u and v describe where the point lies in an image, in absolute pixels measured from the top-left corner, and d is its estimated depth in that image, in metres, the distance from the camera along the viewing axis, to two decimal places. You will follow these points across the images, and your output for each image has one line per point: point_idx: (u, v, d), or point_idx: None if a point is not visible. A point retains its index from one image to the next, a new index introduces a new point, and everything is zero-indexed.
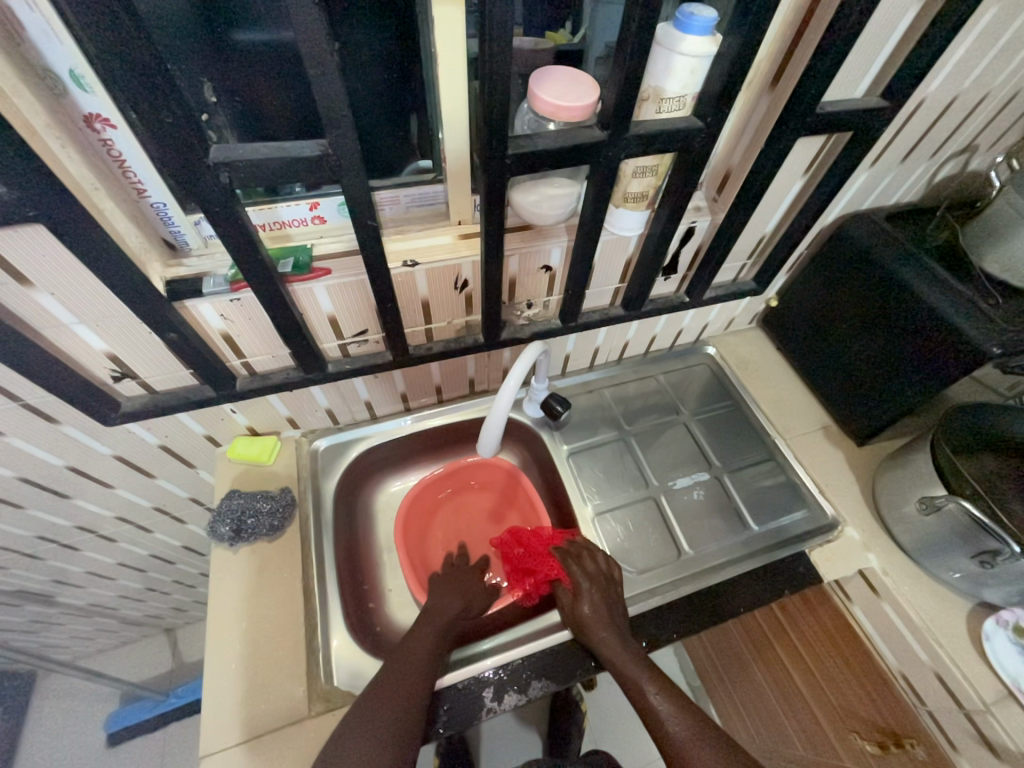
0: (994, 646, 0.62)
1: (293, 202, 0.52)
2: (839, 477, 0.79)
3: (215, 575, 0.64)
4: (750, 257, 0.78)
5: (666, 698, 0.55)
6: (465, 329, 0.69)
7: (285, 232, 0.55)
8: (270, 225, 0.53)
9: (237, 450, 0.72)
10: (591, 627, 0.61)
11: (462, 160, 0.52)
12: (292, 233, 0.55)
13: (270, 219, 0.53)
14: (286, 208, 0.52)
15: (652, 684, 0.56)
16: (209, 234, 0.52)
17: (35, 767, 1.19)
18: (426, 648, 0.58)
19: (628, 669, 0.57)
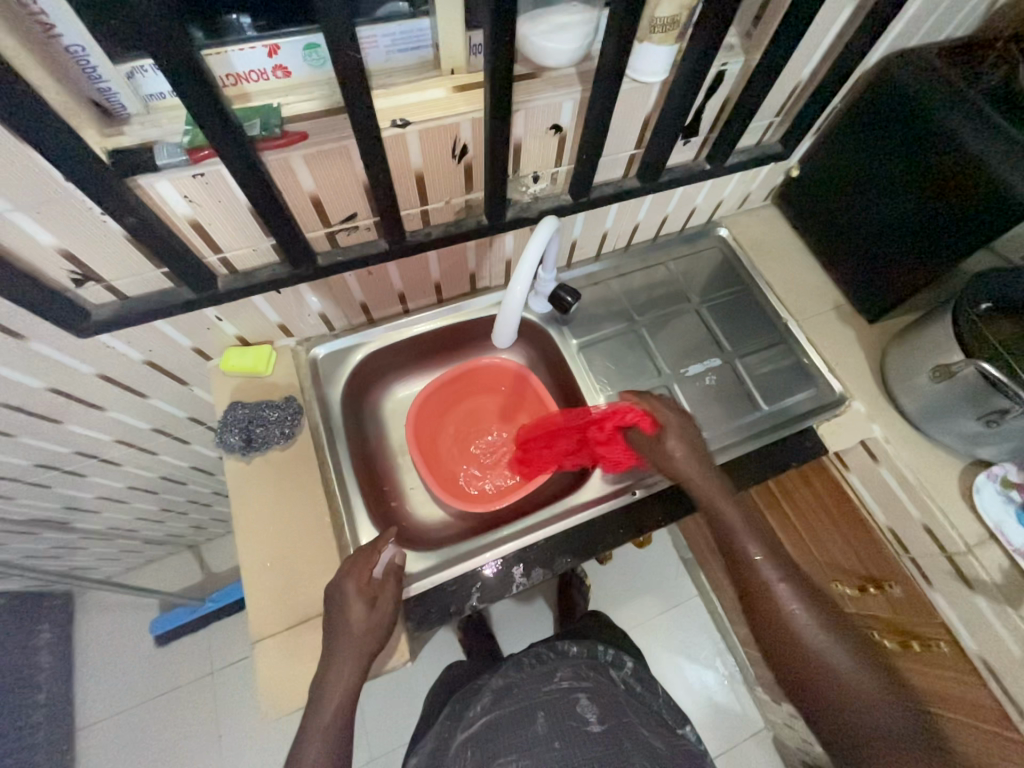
0: (983, 497, 0.66)
1: (249, 45, 0.41)
2: (850, 354, 0.79)
3: (234, 484, 0.63)
4: (779, 113, 0.69)
5: (763, 556, 0.57)
6: (464, 212, 0.62)
7: (242, 89, 0.45)
8: (222, 80, 0.43)
9: (231, 362, 0.68)
10: (678, 462, 0.63)
11: None
12: (250, 92, 0.45)
13: (221, 72, 0.42)
14: (239, 54, 0.42)
15: (739, 518, 0.59)
16: (158, 92, 0.42)
17: (94, 666, 1.30)
18: (358, 635, 0.53)
19: (737, 526, 0.59)
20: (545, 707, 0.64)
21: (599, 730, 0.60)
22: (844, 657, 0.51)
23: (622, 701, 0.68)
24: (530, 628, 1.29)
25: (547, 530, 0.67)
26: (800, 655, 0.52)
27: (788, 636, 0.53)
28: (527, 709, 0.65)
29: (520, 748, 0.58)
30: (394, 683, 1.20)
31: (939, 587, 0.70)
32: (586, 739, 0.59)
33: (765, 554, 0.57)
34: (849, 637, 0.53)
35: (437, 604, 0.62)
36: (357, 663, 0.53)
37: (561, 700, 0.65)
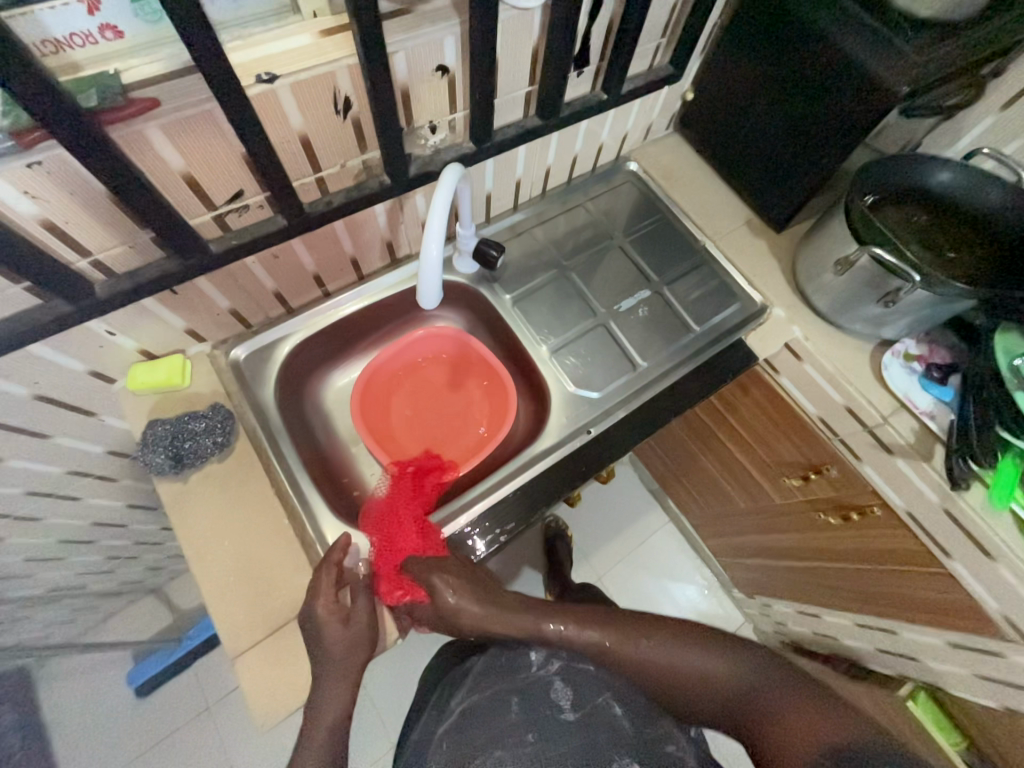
0: (891, 373, 0.74)
1: (61, 1, 0.35)
2: (764, 265, 0.83)
3: (173, 508, 0.59)
4: (665, 33, 0.69)
5: (560, 623, 0.65)
6: (364, 174, 0.58)
7: (67, 57, 0.38)
8: (40, 48, 0.37)
9: (138, 380, 0.61)
10: (467, 609, 0.61)
11: None
12: (79, 60, 0.39)
13: (37, 38, 0.36)
14: (51, 13, 0.35)
15: (545, 618, 0.65)
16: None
17: (72, 735, 1.21)
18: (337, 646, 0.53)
19: (529, 622, 0.65)
20: (521, 692, 0.65)
21: (574, 717, 0.62)
22: (681, 654, 0.61)
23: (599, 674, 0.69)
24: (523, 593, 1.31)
25: (511, 482, 0.67)
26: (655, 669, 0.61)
27: (659, 674, 0.61)
28: (501, 696, 0.65)
29: (497, 740, 0.60)
30: (398, 670, 1.20)
31: (866, 458, 0.78)
32: (560, 730, 0.61)
33: (580, 634, 0.64)
34: (672, 631, 0.63)
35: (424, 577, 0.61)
36: (346, 671, 0.53)
37: (539, 684, 0.65)
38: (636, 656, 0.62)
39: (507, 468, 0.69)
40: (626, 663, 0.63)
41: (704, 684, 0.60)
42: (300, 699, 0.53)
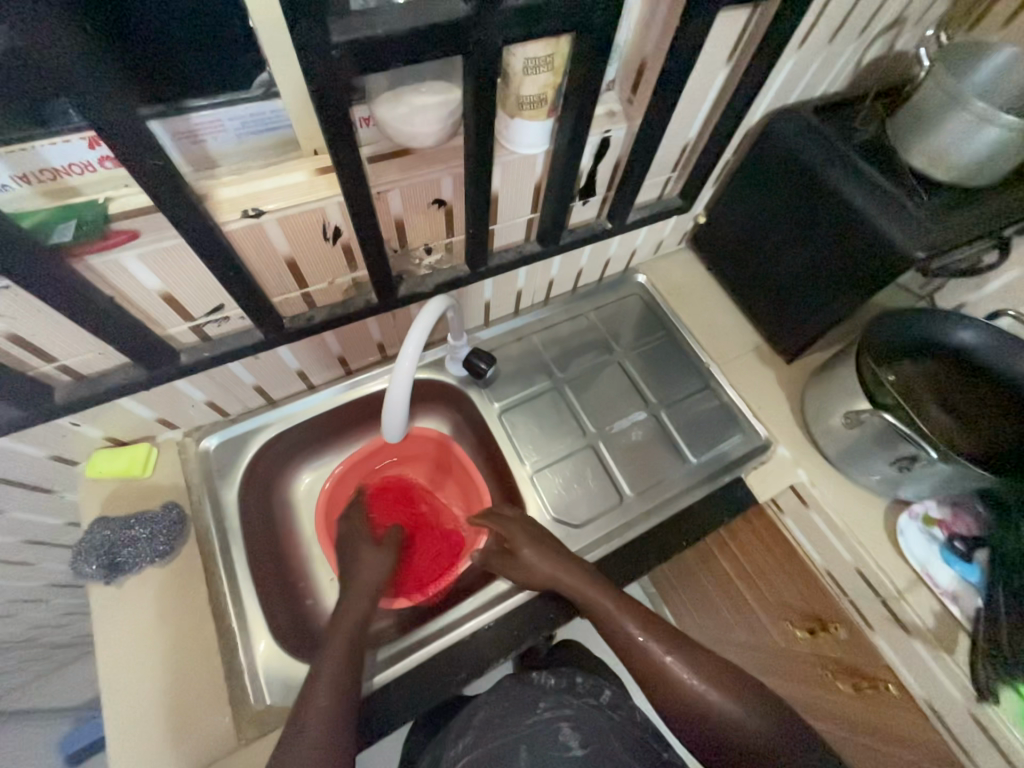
0: (907, 539, 0.67)
1: (62, 138, 0.34)
2: (771, 397, 0.79)
3: (100, 617, 0.55)
4: (675, 169, 0.69)
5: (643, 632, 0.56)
6: (353, 290, 0.58)
7: (66, 183, 0.37)
8: (36, 174, 0.36)
9: (100, 468, 0.60)
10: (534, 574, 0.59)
11: (287, 46, 0.36)
12: (77, 184, 0.38)
13: (32, 167, 0.35)
14: (52, 147, 0.34)
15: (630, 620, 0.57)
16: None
17: None
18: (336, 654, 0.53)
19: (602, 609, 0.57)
20: (529, 737, 0.58)
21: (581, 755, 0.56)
22: (751, 718, 0.50)
23: (606, 725, 0.61)
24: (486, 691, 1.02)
25: (472, 623, 0.61)
26: (709, 725, 0.51)
27: (718, 730, 0.50)
28: (508, 745, 0.58)
29: None
30: None
31: (880, 631, 0.68)
32: None
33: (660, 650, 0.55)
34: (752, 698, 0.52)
35: (382, 718, 0.55)
36: (343, 680, 0.50)
37: (545, 728, 0.59)
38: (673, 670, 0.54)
39: (468, 603, 0.64)
40: (677, 703, 0.52)
41: (746, 751, 0.50)
42: None
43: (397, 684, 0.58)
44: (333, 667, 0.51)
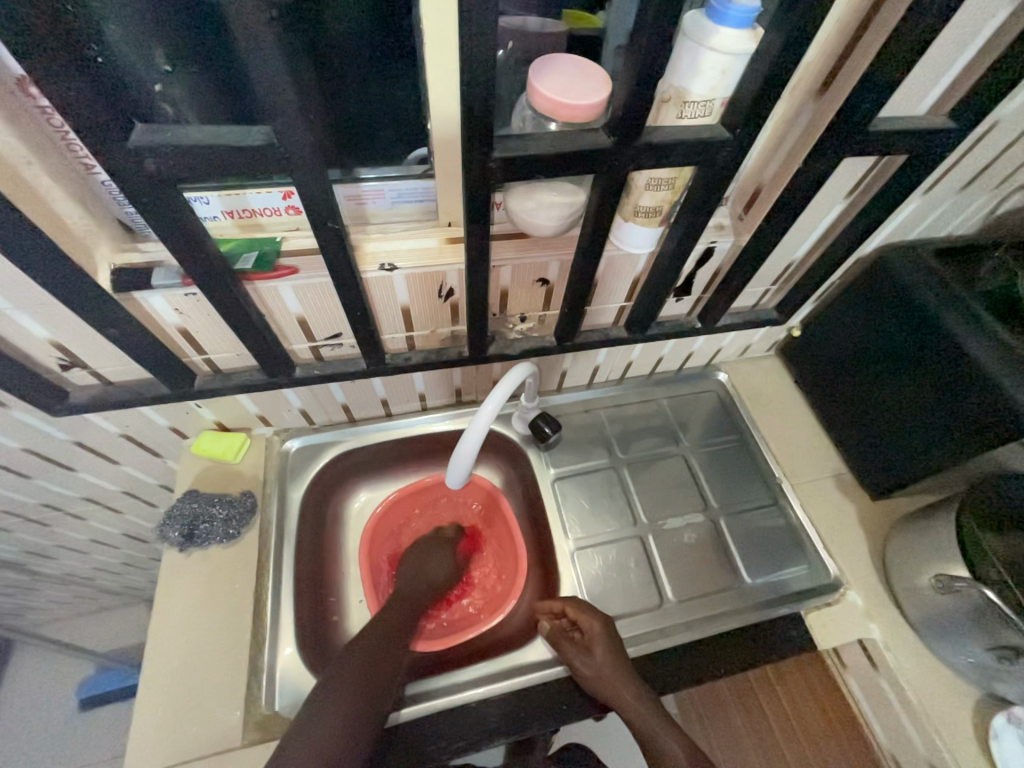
0: (1001, 744, 0.55)
1: (267, 189, 0.43)
2: (847, 532, 0.72)
3: (164, 581, 0.61)
4: (775, 283, 0.70)
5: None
6: (449, 341, 0.64)
7: (256, 221, 0.47)
8: (238, 213, 0.45)
9: (202, 446, 0.68)
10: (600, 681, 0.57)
11: (451, 147, 0.44)
12: (264, 223, 0.47)
13: (238, 207, 0.44)
14: (256, 196, 0.44)
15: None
16: (210, 215, 0.44)
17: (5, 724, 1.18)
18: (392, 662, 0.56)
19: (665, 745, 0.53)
20: None
21: None
22: None
23: None
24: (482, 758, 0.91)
25: (481, 691, 0.60)
26: None
27: None
28: None
29: None
30: None
31: None
32: None
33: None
34: None
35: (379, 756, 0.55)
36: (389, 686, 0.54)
37: None
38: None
39: (479, 667, 0.63)
40: None
41: None
42: None
43: (407, 728, 0.58)
44: (386, 651, 0.56)
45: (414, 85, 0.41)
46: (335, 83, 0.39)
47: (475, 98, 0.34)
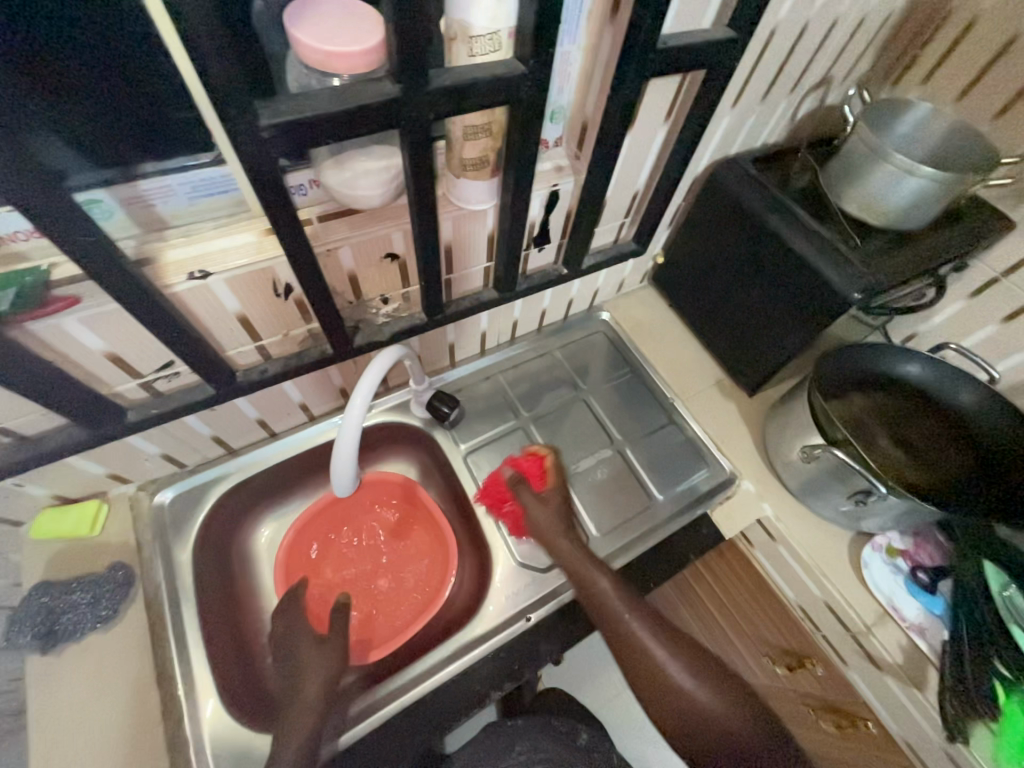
0: (872, 570, 0.67)
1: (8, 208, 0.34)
2: (733, 430, 0.80)
3: (33, 693, 0.52)
4: (627, 215, 0.72)
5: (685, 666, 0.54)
6: (308, 341, 0.58)
7: (8, 247, 0.37)
8: None
9: (42, 528, 0.57)
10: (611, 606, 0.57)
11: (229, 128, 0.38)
12: (21, 248, 0.37)
13: None
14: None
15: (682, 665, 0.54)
16: None
17: None
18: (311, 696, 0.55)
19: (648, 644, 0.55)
20: None
21: None
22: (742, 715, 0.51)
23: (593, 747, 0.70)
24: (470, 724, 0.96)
25: (429, 682, 0.61)
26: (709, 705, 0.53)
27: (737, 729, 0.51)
28: None
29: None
30: None
31: (855, 665, 0.67)
32: None
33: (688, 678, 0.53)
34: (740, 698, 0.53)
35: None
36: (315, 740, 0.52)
37: None
38: (715, 716, 0.51)
39: (428, 659, 0.63)
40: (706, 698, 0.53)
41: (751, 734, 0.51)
42: None
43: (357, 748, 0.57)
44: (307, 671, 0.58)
45: (171, 63, 0.33)
46: (49, 81, 0.30)
47: (212, 57, 0.28)
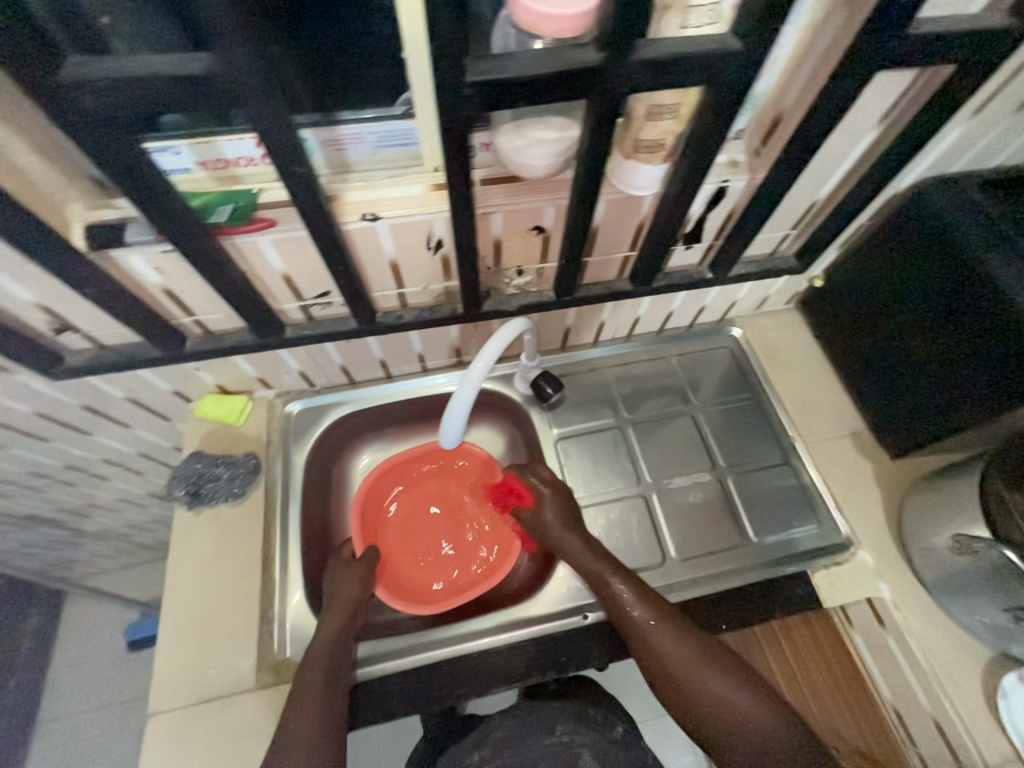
0: (1010, 704, 0.55)
1: (238, 137, 0.41)
2: (863, 492, 0.69)
3: (176, 537, 0.63)
4: (796, 226, 0.64)
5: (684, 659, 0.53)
6: (442, 298, 0.62)
7: (232, 172, 0.44)
8: (213, 163, 0.43)
9: (205, 408, 0.69)
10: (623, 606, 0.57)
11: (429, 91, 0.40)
12: (241, 174, 0.45)
13: (211, 157, 0.42)
14: (228, 143, 0.41)
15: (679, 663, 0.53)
16: (183, 167, 0.42)
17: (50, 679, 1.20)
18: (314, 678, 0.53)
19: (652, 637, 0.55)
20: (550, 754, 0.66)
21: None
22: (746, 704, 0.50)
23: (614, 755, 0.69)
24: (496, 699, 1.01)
25: (482, 642, 0.63)
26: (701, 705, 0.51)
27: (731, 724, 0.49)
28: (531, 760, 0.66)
29: None
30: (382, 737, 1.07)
31: None
32: None
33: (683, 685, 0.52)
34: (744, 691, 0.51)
35: (392, 691, 0.60)
36: (326, 725, 0.49)
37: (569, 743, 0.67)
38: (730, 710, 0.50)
39: (480, 623, 0.65)
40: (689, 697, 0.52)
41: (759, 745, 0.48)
42: None
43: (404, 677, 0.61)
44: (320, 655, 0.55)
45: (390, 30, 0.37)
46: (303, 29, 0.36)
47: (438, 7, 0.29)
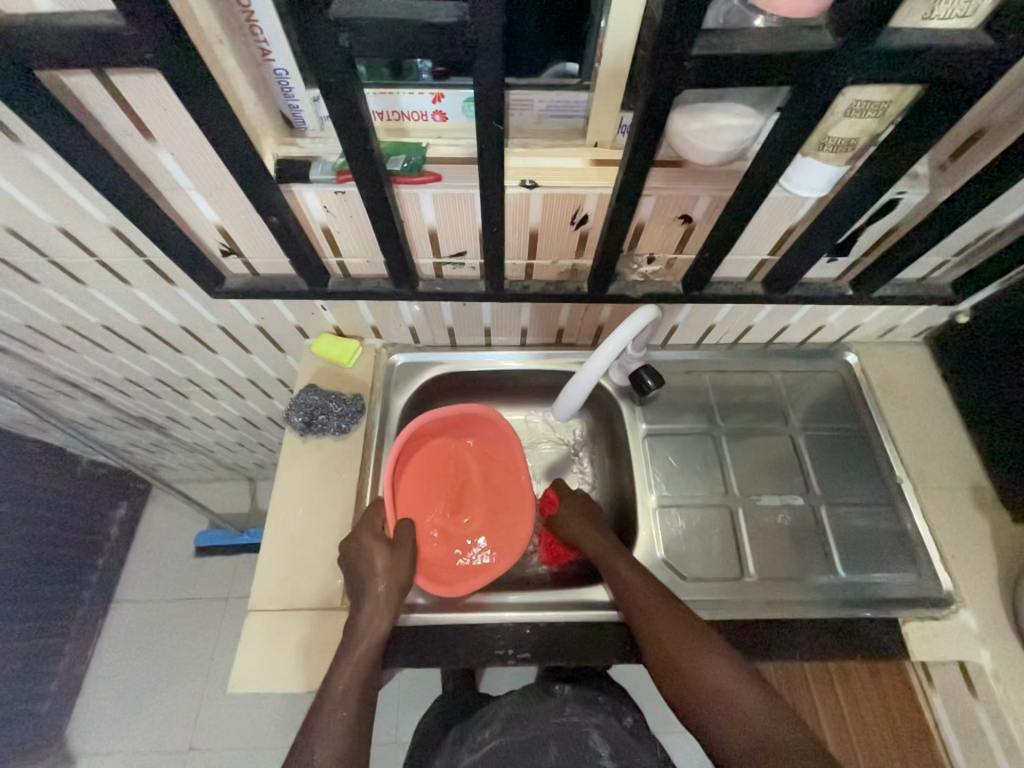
0: None
1: (418, 90, 0.43)
2: (974, 551, 0.64)
3: (285, 458, 0.69)
4: (959, 254, 0.59)
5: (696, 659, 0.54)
6: (567, 275, 0.62)
7: (401, 125, 0.46)
8: (388, 114, 0.45)
9: (322, 347, 0.74)
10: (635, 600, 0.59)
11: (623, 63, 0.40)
12: (409, 128, 0.47)
13: (389, 108, 0.44)
14: (409, 97, 0.43)
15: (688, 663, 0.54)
16: None
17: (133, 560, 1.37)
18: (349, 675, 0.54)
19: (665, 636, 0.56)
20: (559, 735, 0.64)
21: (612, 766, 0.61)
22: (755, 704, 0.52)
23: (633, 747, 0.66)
24: (510, 677, 1.03)
25: (549, 614, 0.63)
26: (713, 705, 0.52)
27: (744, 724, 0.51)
28: (540, 739, 0.64)
29: None
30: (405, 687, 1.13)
31: None
32: None
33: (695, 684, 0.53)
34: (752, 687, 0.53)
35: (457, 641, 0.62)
36: (360, 727, 0.53)
37: (575, 727, 0.65)
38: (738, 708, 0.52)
39: (546, 597, 0.65)
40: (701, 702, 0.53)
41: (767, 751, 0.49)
42: (268, 684, 0.58)
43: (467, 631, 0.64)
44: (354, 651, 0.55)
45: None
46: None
47: None
